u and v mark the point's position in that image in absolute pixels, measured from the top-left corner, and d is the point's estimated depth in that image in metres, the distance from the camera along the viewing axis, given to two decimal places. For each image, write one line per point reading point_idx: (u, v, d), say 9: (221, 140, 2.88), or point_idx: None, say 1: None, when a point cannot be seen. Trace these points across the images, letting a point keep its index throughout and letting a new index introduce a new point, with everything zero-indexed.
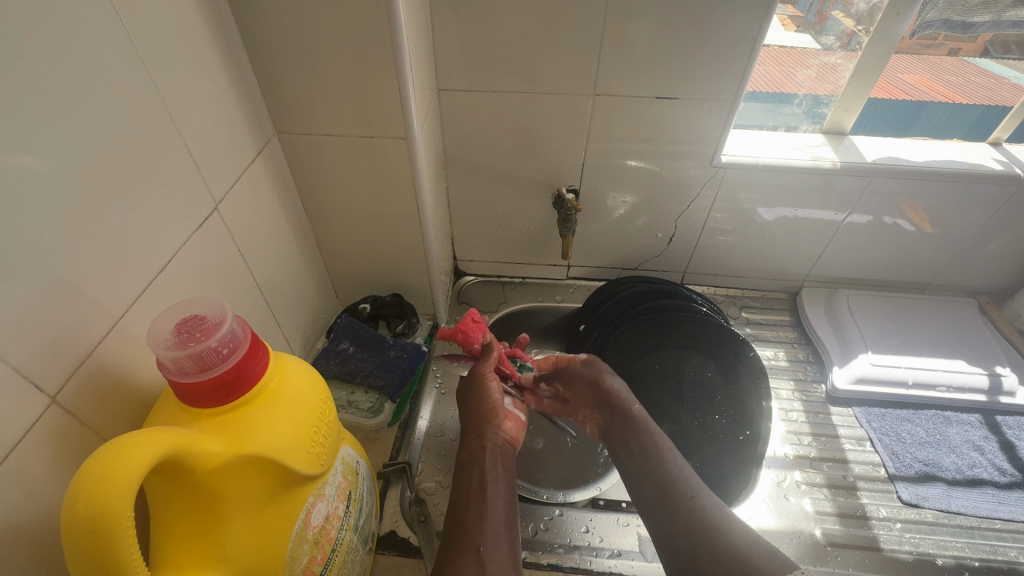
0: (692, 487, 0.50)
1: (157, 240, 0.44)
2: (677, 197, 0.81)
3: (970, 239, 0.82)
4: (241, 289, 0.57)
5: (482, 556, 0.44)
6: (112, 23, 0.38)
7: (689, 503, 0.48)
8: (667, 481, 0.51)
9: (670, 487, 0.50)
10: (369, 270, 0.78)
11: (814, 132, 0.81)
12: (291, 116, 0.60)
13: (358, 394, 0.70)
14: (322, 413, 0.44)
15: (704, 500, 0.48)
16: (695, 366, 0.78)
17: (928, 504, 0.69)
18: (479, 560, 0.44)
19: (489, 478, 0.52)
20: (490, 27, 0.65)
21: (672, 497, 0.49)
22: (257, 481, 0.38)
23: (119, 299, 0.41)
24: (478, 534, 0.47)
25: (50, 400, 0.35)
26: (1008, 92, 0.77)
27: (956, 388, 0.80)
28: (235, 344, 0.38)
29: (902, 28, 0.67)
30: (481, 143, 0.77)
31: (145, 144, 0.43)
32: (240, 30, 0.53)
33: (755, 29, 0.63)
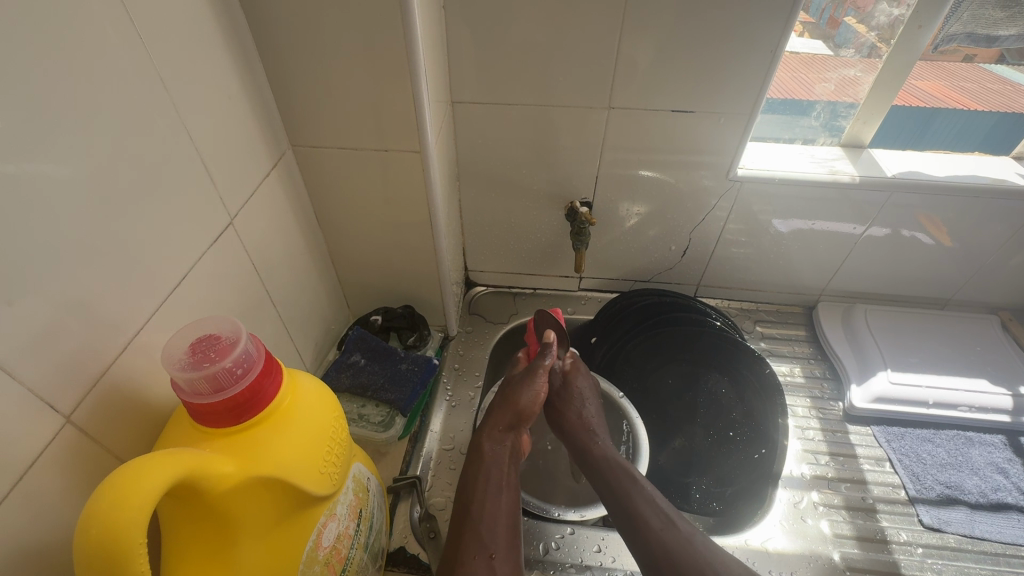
0: (666, 519, 0.53)
1: (172, 256, 0.44)
2: (691, 210, 0.80)
3: (993, 255, 0.81)
4: (254, 303, 0.57)
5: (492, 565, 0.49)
6: (129, 41, 0.38)
7: (660, 535, 0.52)
8: (642, 513, 0.54)
9: (644, 519, 0.53)
10: (380, 282, 0.78)
11: (831, 145, 0.79)
12: (306, 129, 0.60)
13: (369, 407, 0.69)
14: (334, 431, 0.43)
15: (675, 533, 0.52)
16: (708, 381, 0.77)
17: (951, 529, 0.67)
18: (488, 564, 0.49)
19: (502, 485, 0.57)
20: (504, 40, 0.65)
21: (644, 528, 0.53)
22: (269, 502, 0.38)
23: (133, 316, 0.41)
24: (489, 541, 0.51)
25: (64, 420, 0.35)
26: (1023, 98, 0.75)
27: (979, 408, 0.78)
28: (250, 363, 0.38)
29: (925, 39, 0.66)
30: (494, 155, 0.77)
31: (162, 159, 0.43)
32: (256, 44, 0.53)
33: (773, 41, 0.62)
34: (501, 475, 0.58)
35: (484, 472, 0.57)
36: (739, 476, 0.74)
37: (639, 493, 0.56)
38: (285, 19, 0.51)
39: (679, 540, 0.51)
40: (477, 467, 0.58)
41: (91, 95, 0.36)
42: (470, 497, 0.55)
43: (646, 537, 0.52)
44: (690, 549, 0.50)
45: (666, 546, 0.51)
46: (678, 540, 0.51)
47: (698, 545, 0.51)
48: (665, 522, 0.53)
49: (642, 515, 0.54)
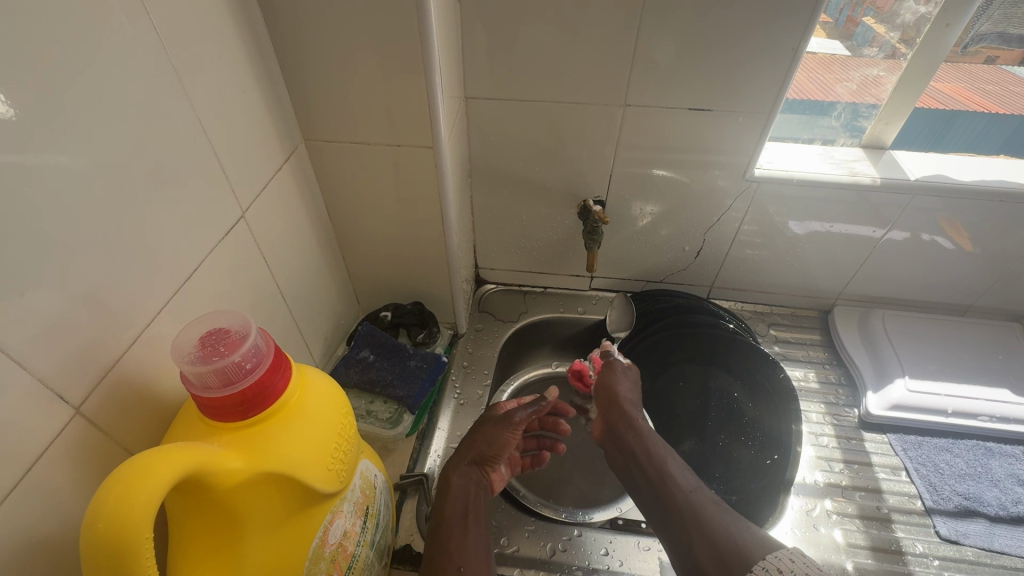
0: (692, 484, 0.55)
1: (183, 248, 0.44)
2: (706, 210, 0.79)
3: (1017, 261, 0.78)
4: (265, 297, 0.57)
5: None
6: (143, 32, 0.38)
7: (686, 496, 0.54)
8: (667, 479, 0.56)
9: (670, 483, 0.56)
10: (390, 278, 0.77)
11: (852, 145, 0.77)
12: (318, 123, 0.60)
13: (378, 403, 0.69)
14: (343, 428, 0.43)
15: (701, 495, 0.54)
16: (720, 384, 0.76)
17: (969, 542, 0.66)
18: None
19: (470, 515, 0.55)
20: (519, 35, 0.64)
21: (670, 491, 0.55)
22: (275, 498, 0.38)
23: (144, 309, 0.40)
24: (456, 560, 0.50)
25: (74, 411, 0.35)
26: None
27: (999, 419, 0.76)
28: (259, 358, 0.38)
29: (952, 38, 0.64)
30: (507, 152, 0.76)
31: (174, 151, 0.42)
32: (270, 37, 0.53)
33: (795, 39, 0.61)
34: (471, 504, 0.56)
35: (452, 503, 0.56)
36: (751, 484, 0.70)
37: (666, 460, 0.58)
38: (299, 12, 0.51)
39: (705, 499, 0.53)
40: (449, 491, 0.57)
41: (104, 86, 0.36)
42: (438, 530, 0.53)
43: (672, 498, 0.54)
44: (715, 508, 0.52)
45: (691, 506, 0.53)
46: (702, 501, 0.53)
47: (722, 507, 0.52)
48: (691, 486, 0.55)
49: (668, 479, 0.56)
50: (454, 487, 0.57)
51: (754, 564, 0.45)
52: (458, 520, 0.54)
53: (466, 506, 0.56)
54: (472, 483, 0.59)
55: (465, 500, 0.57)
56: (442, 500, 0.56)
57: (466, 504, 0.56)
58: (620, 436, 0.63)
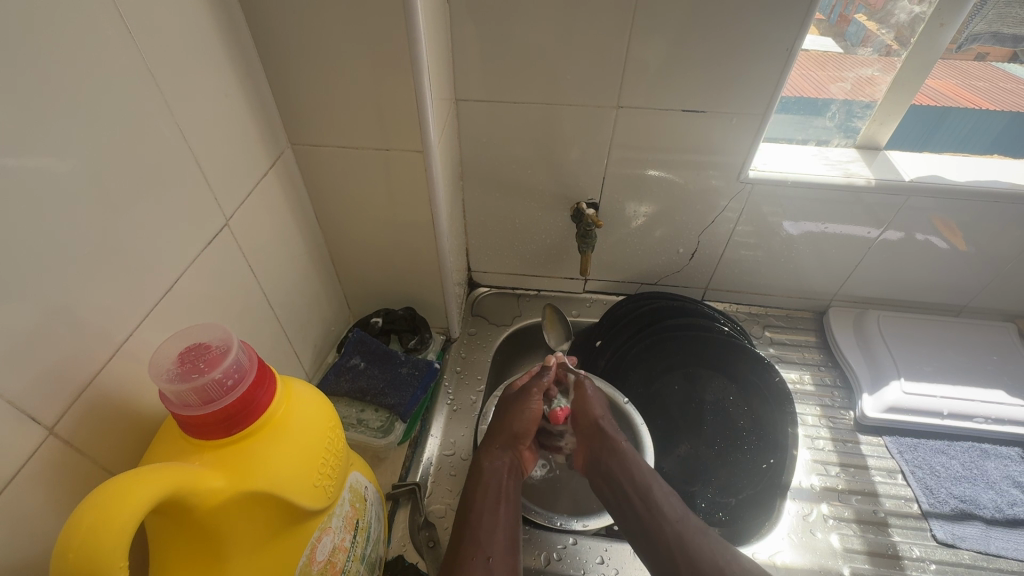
0: (678, 512, 0.57)
1: (164, 259, 0.43)
2: (700, 212, 0.78)
3: (1011, 261, 0.78)
4: (251, 306, 0.56)
5: (490, 566, 0.52)
6: (118, 37, 0.37)
7: (674, 527, 0.55)
8: (654, 507, 0.57)
9: (658, 512, 0.57)
10: (381, 283, 0.76)
11: (846, 146, 0.77)
12: (305, 127, 0.58)
13: (368, 412, 0.68)
14: (330, 442, 0.42)
15: (688, 526, 0.55)
16: (716, 387, 0.75)
17: (965, 545, 0.65)
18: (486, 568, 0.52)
19: (501, 499, 0.58)
20: (509, 36, 0.63)
21: (657, 521, 0.56)
22: (260, 518, 0.36)
23: (122, 323, 0.39)
24: (486, 545, 0.54)
25: (48, 432, 0.34)
26: None
27: (995, 420, 0.76)
28: (241, 373, 0.37)
29: (946, 38, 0.64)
30: (499, 154, 0.75)
31: (153, 159, 0.41)
32: (253, 40, 0.52)
33: (789, 39, 0.60)
34: (502, 490, 0.59)
35: (485, 486, 0.59)
36: (746, 487, 0.71)
37: (653, 487, 0.59)
38: (283, 14, 0.49)
39: (693, 530, 0.55)
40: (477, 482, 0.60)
41: (77, 94, 0.34)
42: (469, 509, 0.57)
43: (661, 529, 0.56)
44: (702, 540, 0.54)
45: (680, 538, 0.54)
46: (691, 532, 0.55)
47: (708, 535, 0.55)
48: (676, 514, 0.56)
49: (655, 508, 0.57)
50: (487, 472, 0.61)
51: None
52: (490, 503, 0.58)
53: (495, 491, 0.59)
54: (502, 466, 0.62)
55: (497, 483, 0.60)
56: (475, 483, 0.60)
57: (498, 486, 0.60)
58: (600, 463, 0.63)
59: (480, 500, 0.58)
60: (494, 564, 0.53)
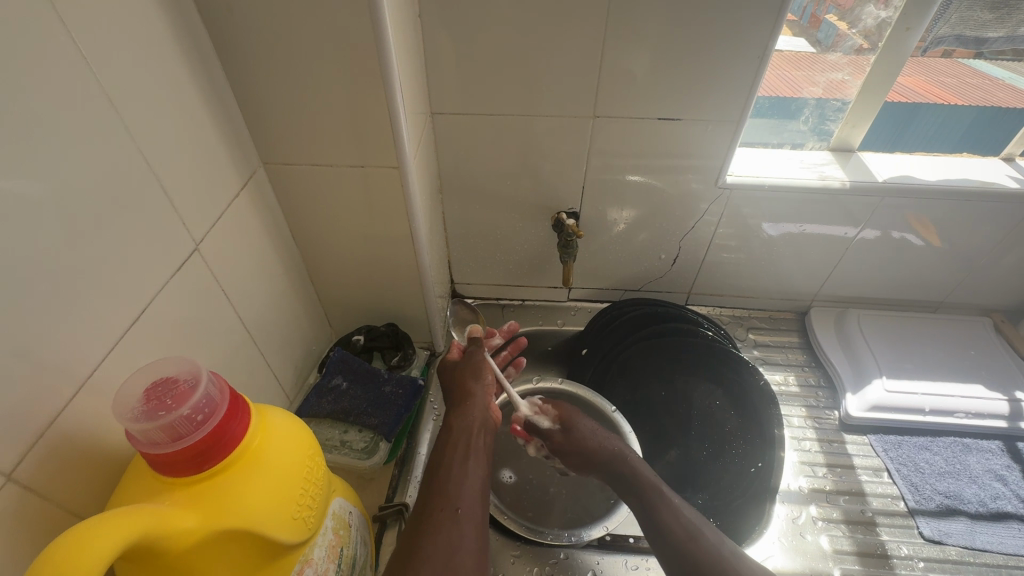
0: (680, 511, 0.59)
1: (131, 289, 0.42)
2: (681, 217, 0.79)
3: (984, 257, 0.80)
4: (226, 330, 0.54)
5: (460, 517, 0.51)
6: (71, 59, 0.35)
7: (682, 530, 0.57)
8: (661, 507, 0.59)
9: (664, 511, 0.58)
10: (362, 300, 0.75)
11: (820, 149, 0.78)
12: (277, 145, 0.57)
13: (352, 433, 0.66)
14: (309, 471, 0.41)
15: (692, 527, 0.57)
16: (702, 393, 0.75)
17: (951, 541, 0.66)
18: (455, 521, 0.51)
19: (472, 453, 0.58)
20: (484, 47, 0.63)
21: (664, 520, 0.58)
22: (236, 554, 0.35)
23: (86, 360, 0.38)
24: (455, 497, 0.53)
25: (6, 478, 0.32)
26: (1003, 92, 0.73)
27: (976, 414, 0.77)
28: (212, 407, 0.35)
29: (913, 42, 0.65)
30: (477, 165, 0.74)
31: (115, 187, 0.40)
32: (220, 59, 0.50)
33: (761, 45, 0.61)
34: (472, 448, 0.58)
35: (455, 441, 0.59)
36: (736, 491, 0.70)
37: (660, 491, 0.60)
38: (251, 30, 0.48)
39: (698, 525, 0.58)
40: (447, 438, 0.59)
41: (32, 122, 0.33)
42: (440, 464, 0.56)
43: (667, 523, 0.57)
44: (705, 538, 0.56)
45: (687, 534, 0.56)
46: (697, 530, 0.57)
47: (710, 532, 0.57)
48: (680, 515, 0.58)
49: (663, 507, 0.59)
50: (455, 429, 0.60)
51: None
52: (461, 458, 0.57)
53: (466, 445, 0.59)
54: (473, 422, 0.61)
55: (467, 439, 0.59)
56: (449, 440, 0.59)
57: (468, 441, 0.59)
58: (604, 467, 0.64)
59: (453, 455, 0.57)
60: (463, 516, 0.52)
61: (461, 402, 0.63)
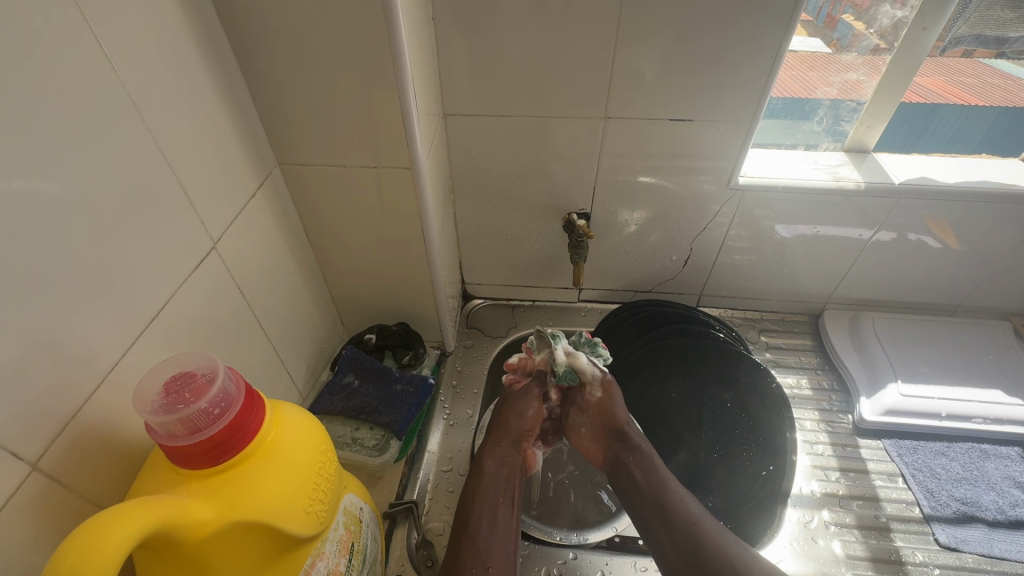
0: (696, 515, 0.54)
1: (151, 286, 0.43)
2: (692, 218, 0.78)
3: (1003, 259, 0.78)
4: (242, 327, 0.55)
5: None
6: (97, 62, 0.37)
7: (695, 530, 0.52)
8: (673, 510, 0.54)
9: (677, 513, 0.54)
10: (374, 299, 0.76)
11: (835, 150, 0.77)
12: (293, 146, 0.58)
13: (363, 430, 0.67)
14: (321, 466, 0.42)
15: (709, 529, 0.52)
16: (714, 395, 0.74)
17: (969, 548, 0.65)
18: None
19: (500, 507, 0.56)
20: (496, 49, 0.63)
21: (676, 525, 0.53)
22: (250, 546, 0.36)
23: (108, 354, 0.39)
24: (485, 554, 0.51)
25: (31, 467, 0.33)
26: None
27: (994, 420, 0.76)
28: (228, 402, 0.36)
29: (930, 41, 0.64)
30: (489, 166, 0.75)
31: (136, 186, 0.41)
32: (237, 61, 0.52)
33: (775, 46, 0.60)
34: (503, 495, 0.57)
35: (485, 489, 0.57)
36: (747, 494, 0.69)
37: (674, 493, 0.56)
38: (268, 36, 0.50)
39: (713, 532, 0.52)
40: (476, 482, 0.57)
41: (58, 123, 0.34)
42: (468, 514, 0.54)
43: (677, 529, 0.53)
44: (723, 543, 0.51)
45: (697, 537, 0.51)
46: (710, 536, 0.52)
47: (729, 540, 0.52)
48: (695, 517, 0.54)
49: (673, 510, 0.54)
50: (488, 472, 0.59)
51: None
52: (491, 504, 0.55)
53: (495, 492, 0.57)
54: (502, 473, 0.59)
55: (495, 487, 0.57)
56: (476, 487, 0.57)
57: (497, 489, 0.57)
58: (618, 458, 0.60)
59: (481, 503, 0.55)
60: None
61: (494, 445, 0.62)
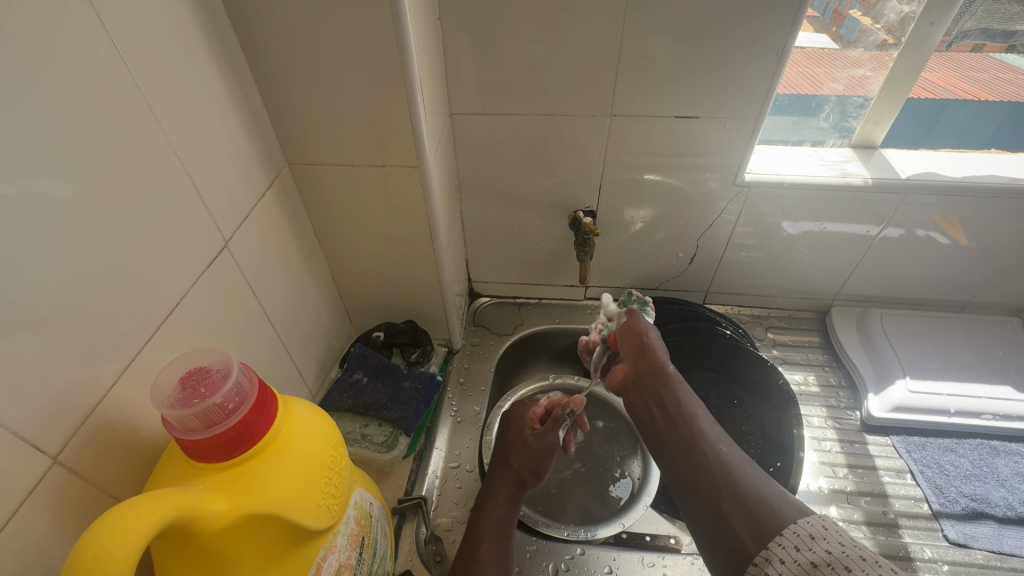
0: (719, 442, 0.52)
1: (165, 284, 0.43)
2: (698, 215, 0.78)
3: (1013, 255, 0.78)
4: (252, 324, 0.56)
5: None
6: (111, 64, 0.37)
7: (716, 455, 0.50)
8: (700, 436, 0.52)
9: (698, 440, 0.52)
10: (382, 297, 0.77)
11: (842, 146, 0.77)
12: (302, 146, 0.59)
13: (372, 427, 0.68)
14: (333, 460, 0.42)
15: (732, 455, 0.51)
16: (719, 393, 0.75)
17: (978, 545, 0.65)
18: None
19: (502, 532, 0.58)
20: (502, 48, 0.64)
21: (700, 451, 0.51)
22: (265, 538, 0.37)
23: (124, 351, 0.40)
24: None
25: (52, 461, 0.34)
26: None
27: (1003, 416, 0.75)
28: (242, 397, 0.37)
29: (937, 38, 0.64)
30: (495, 164, 0.75)
31: (149, 185, 0.42)
32: (247, 62, 0.52)
33: (780, 41, 0.60)
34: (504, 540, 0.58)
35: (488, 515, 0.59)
36: None
37: (697, 420, 0.54)
38: (277, 37, 0.50)
39: (733, 457, 0.50)
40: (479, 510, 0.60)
41: (73, 125, 0.35)
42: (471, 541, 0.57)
43: (704, 455, 0.51)
44: (744, 470, 0.49)
45: (723, 462, 0.50)
46: (735, 463, 0.50)
47: (750, 469, 0.49)
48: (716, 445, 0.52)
49: (699, 436, 0.52)
50: (492, 501, 0.60)
51: (783, 530, 0.43)
52: (495, 536, 0.57)
53: (498, 518, 0.59)
54: (502, 495, 0.61)
55: (500, 513, 0.59)
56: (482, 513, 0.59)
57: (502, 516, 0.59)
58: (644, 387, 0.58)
59: (485, 533, 0.57)
60: None
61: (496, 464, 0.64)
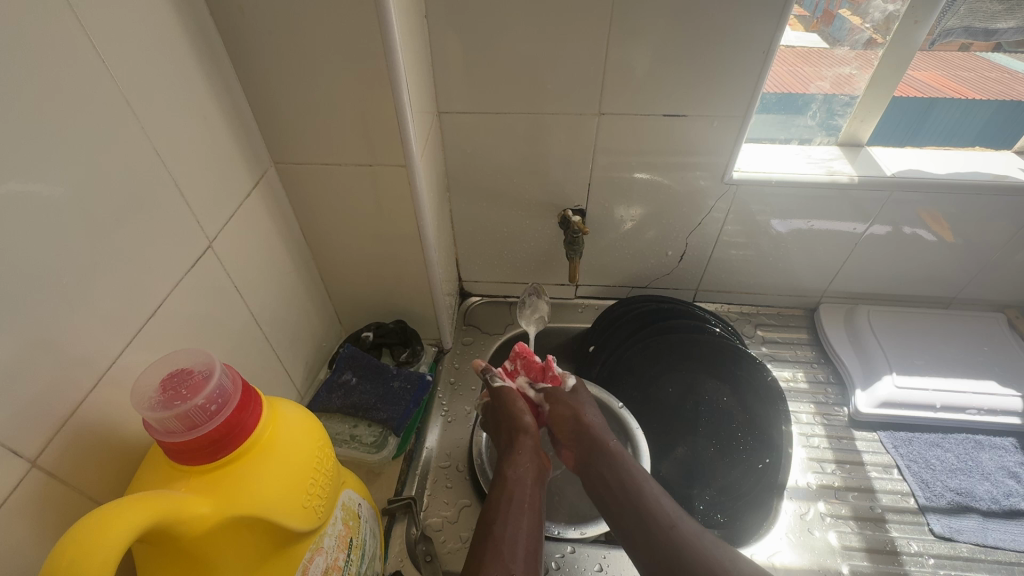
0: (673, 516, 0.53)
1: (148, 285, 0.43)
2: (687, 214, 0.79)
3: (998, 251, 0.79)
4: (239, 326, 0.56)
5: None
6: (90, 63, 0.37)
7: (671, 532, 0.52)
8: (654, 508, 0.54)
9: (652, 517, 0.53)
10: (371, 297, 0.76)
11: (828, 144, 0.77)
12: (289, 146, 0.59)
13: (361, 427, 0.68)
14: (318, 462, 0.42)
15: (686, 529, 0.52)
16: (709, 389, 0.75)
17: (963, 538, 0.65)
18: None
19: (525, 506, 0.55)
20: (490, 47, 0.63)
21: (654, 526, 0.53)
22: (249, 540, 0.36)
23: (106, 353, 0.39)
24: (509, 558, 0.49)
25: (30, 464, 0.34)
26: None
27: (989, 411, 0.76)
28: (225, 398, 0.37)
29: (920, 36, 0.64)
30: (484, 164, 0.75)
31: (131, 186, 0.41)
32: (231, 61, 0.52)
33: (766, 41, 0.60)
34: (524, 498, 0.56)
35: (508, 496, 0.55)
36: (740, 488, 0.70)
37: (651, 493, 0.56)
38: (262, 35, 0.50)
39: (690, 534, 0.52)
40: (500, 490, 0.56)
41: (53, 126, 0.35)
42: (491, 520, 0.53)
43: (660, 534, 0.52)
44: (699, 544, 0.51)
45: (682, 539, 0.51)
46: (691, 536, 0.52)
47: (707, 540, 0.51)
48: (672, 520, 0.53)
49: (653, 515, 0.53)
50: (511, 479, 0.57)
51: None
52: (518, 512, 0.54)
53: (518, 497, 0.55)
54: (524, 475, 0.58)
55: (520, 491, 0.56)
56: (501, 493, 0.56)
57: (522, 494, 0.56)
58: (592, 467, 0.60)
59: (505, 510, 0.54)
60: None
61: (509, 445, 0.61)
